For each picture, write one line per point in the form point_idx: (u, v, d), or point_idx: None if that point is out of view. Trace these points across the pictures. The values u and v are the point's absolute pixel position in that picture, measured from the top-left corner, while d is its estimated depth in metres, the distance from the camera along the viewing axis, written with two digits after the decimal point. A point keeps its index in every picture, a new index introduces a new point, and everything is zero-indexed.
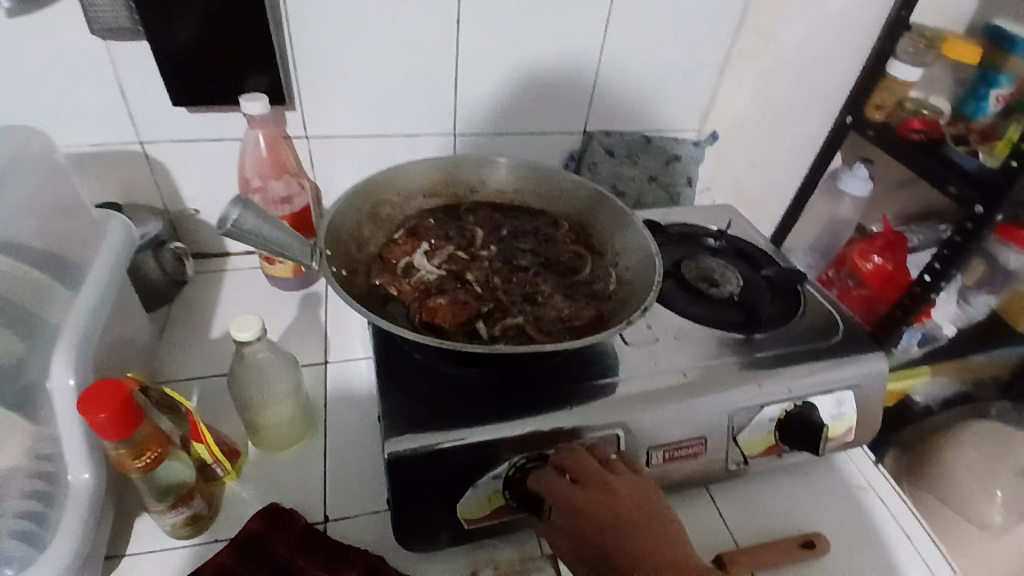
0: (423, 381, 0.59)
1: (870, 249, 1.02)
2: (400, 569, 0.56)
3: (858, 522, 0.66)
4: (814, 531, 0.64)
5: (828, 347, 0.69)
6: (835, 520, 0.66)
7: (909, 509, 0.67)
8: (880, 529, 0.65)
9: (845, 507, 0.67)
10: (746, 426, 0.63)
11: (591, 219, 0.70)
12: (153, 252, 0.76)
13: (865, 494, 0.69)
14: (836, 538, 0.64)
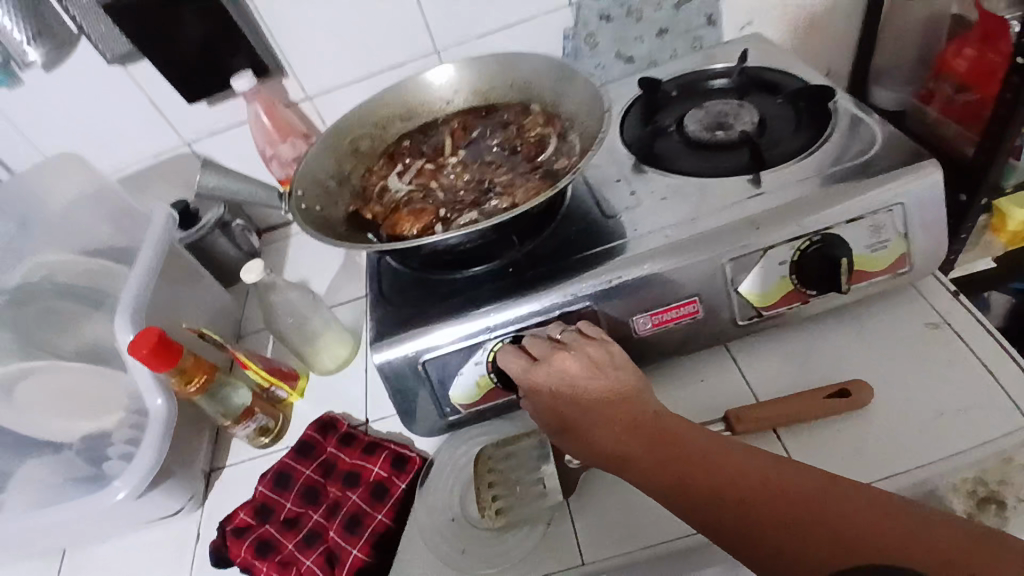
0: (409, 290, 0.63)
1: (962, 45, 0.79)
2: (422, 452, 0.63)
3: (921, 361, 0.56)
4: (856, 378, 0.56)
5: (859, 168, 0.58)
6: (892, 361, 0.56)
7: (997, 339, 0.55)
8: (953, 364, 0.55)
9: (909, 348, 0.57)
10: (749, 274, 0.57)
11: (558, 97, 0.67)
12: (226, 234, 0.88)
13: (939, 330, 0.58)
14: (889, 383, 0.56)
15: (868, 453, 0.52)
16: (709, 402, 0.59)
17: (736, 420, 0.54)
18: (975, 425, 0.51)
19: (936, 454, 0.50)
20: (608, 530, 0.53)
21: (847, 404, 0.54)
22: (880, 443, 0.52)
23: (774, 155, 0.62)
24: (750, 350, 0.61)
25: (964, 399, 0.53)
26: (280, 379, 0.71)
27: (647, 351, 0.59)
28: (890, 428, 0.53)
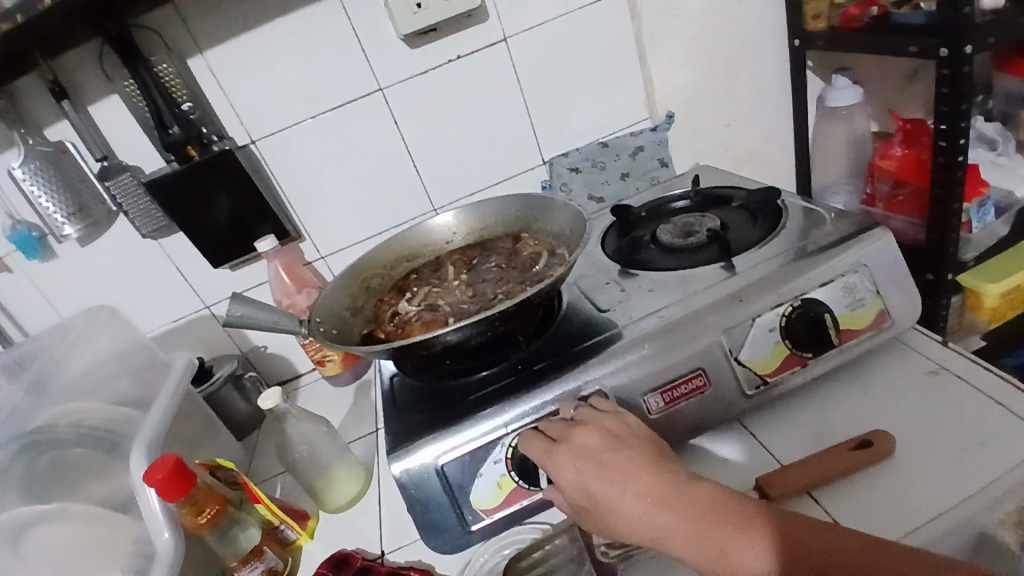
0: (424, 401, 0.65)
1: (888, 147, 0.98)
2: (444, 574, 0.58)
3: (931, 407, 0.57)
4: (876, 430, 0.56)
5: (817, 242, 0.65)
6: (903, 413, 0.58)
7: (993, 372, 0.58)
8: (959, 406, 0.57)
9: (915, 397, 0.59)
10: (744, 343, 0.60)
11: (543, 221, 0.77)
12: (238, 388, 0.91)
13: (937, 376, 0.60)
14: (908, 433, 0.56)
15: (909, 499, 0.51)
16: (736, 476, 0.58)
17: (762, 483, 0.53)
18: (1001, 454, 0.52)
19: (975, 486, 0.50)
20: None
21: (874, 454, 0.53)
22: (920, 488, 0.51)
23: (741, 244, 0.70)
24: (764, 421, 0.62)
25: (981, 431, 0.54)
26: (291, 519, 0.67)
27: (663, 430, 0.60)
28: (921, 472, 0.52)
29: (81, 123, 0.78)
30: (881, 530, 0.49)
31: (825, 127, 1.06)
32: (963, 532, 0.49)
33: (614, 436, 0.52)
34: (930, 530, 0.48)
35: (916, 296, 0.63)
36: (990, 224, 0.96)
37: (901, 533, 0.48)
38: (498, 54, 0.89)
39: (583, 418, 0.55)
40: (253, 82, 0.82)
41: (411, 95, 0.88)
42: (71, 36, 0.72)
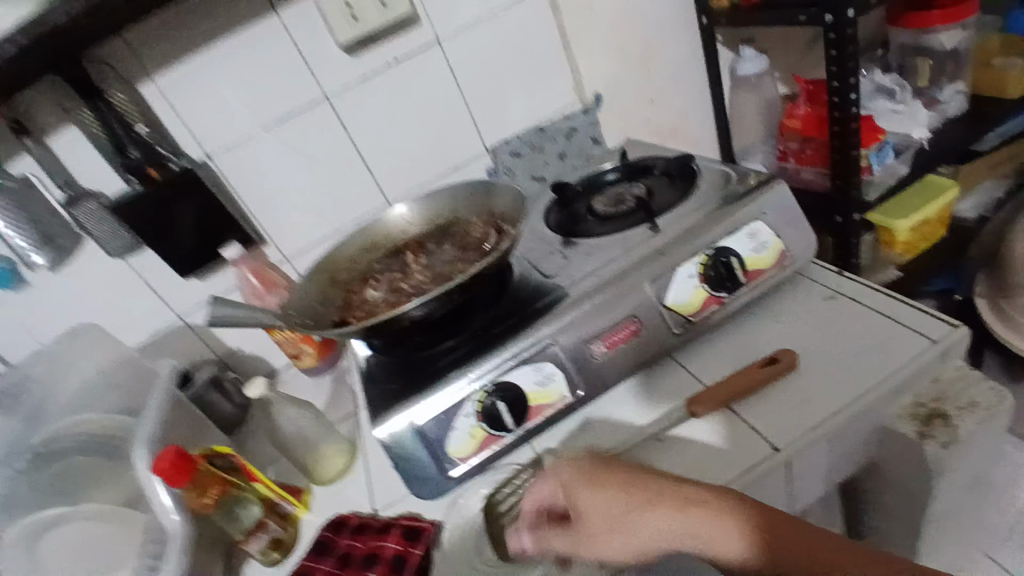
0: (398, 374, 0.73)
1: (792, 107, 1.09)
2: (431, 518, 0.67)
3: (828, 324, 0.68)
4: (782, 349, 0.66)
5: (727, 197, 0.75)
6: (808, 332, 0.68)
7: (876, 291, 0.70)
8: (852, 320, 0.67)
9: (815, 318, 0.69)
10: (669, 290, 0.70)
11: (489, 203, 0.85)
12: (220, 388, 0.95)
13: (834, 299, 0.71)
14: (813, 349, 0.66)
15: (812, 402, 0.61)
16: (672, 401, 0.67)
17: (689, 401, 0.63)
18: (886, 356, 0.62)
19: (867, 385, 0.60)
20: None
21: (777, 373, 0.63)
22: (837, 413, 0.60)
23: (663, 206, 0.80)
24: (692, 353, 0.72)
25: (867, 339, 0.65)
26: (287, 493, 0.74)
27: (607, 371, 0.69)
28: (822, 381, 0.62)
29: (41, 155, 0.82)
30: (790, 427, 0.59)
31: (739, 94, 1.17)
32: (859, 420, 0.59)
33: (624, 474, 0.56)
34: (829, 424, 0.58)
35: (809, 234, 0.74)
36: (889, 165, 1.07)
37: (805, 429, 0.58)
38: (434, 55, 0.96)
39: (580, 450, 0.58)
40: (204, 100, 0.87)
41: (356, 100, 0.94)
42: (27, 73, 0.76)
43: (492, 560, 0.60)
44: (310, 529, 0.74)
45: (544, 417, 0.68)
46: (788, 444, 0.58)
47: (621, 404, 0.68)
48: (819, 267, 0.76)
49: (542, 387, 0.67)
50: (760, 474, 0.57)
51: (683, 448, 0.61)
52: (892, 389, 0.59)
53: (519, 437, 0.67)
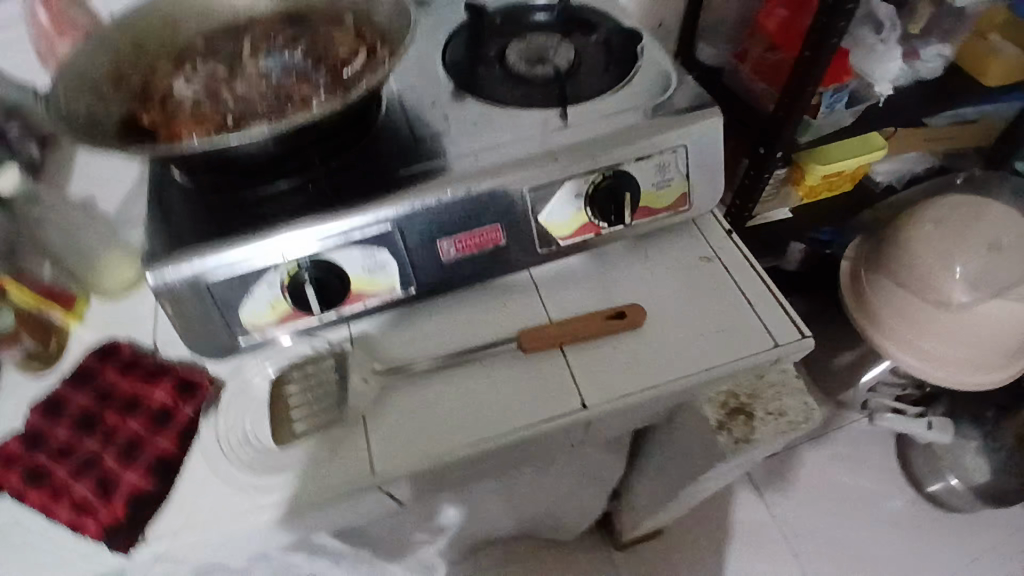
0: (200, 207, 0.58)
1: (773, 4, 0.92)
2: (212, 373, 0.62)
3: (693, 288, 0.64)
4: (636, 303, 0.62)
5: (653, 109, 0.62)
6: (671, 291, 0.64)
7: (753, 270, 0.65)
8: (716, 293, 0.63)
9: (684, 277, 0.64)
10: (547, 204, 0.59)
11: (373, 10, 0.63)
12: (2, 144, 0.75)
13: (711, 262, 0.66)
14: (666, 310, 0.62)
15: (636, 368, 0.58)
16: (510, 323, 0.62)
17: (523, 335, 0.59)
18: (727, 343, 0.60)
19: (695, 367, 0.58)
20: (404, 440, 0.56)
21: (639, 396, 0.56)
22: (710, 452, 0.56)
23: (582, 91, 0.65)
24: (551, 275, 0.65)
25: (716, 318, 0.62)
26: (54, 303, 0.68)
27: (450, 275, 0.60)
28: (657, 350, 0.60)
29: None
30: (609, 386, 0.58)
31: None
32: (673, 396, 0.58)
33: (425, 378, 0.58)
34: (640, 397, 0.57)
35: (719, 183, 0.65)
36: (838, 111, 0.97)
37: (614, 395, 0.57)
38: None
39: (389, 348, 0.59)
40: None
41: None
42: None
43: (259, 439, 0.58)
44: (81, 345, 0.68)
45: (366, 304, 0.60)
46: (598, 405, 0.57)
47: (460, 312, 0.63)
48: (716, 220, 0.69)
49: (370, 274, 0.58)
50: (557, 427, 0.56)
51: (500, 380, 0.59)
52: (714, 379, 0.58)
53: (327, 318, 0.60)
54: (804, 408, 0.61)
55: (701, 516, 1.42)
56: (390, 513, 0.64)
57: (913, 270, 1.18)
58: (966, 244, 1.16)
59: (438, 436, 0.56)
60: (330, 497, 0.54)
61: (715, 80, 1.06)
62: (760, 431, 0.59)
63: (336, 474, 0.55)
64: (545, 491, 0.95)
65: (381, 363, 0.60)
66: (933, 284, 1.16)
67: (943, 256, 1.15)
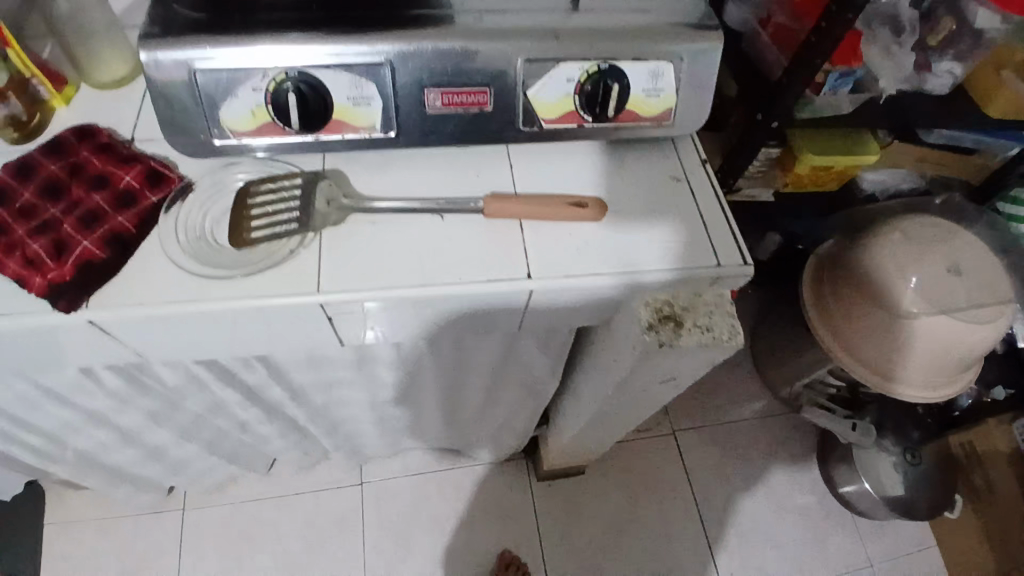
0: (206, 1, 0.59)
1: None
2: (183, 174, 0.64)
3: (653, 199, 0.68)
4: (597, 198, 0.65)
5: (661, 16, 0.64)
6: (633, 198, 0.67)
7: (716, 197, 0.68)
8: (673, 207, 0.67)
9: (647, 187, 0.68)
10: (539, 80, 0.61)
11: None
12: None
13: (677, 182, 0.69)
14: (623, 212, 0.66)
15: (581, 254, 0.63)
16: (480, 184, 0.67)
17: (486, 199, 0.63)
18: (669, 253, 0.64)
19: (636, 267, 0.63)
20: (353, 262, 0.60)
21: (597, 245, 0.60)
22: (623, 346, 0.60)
23: None
24: (526, 155, 0.69)
25: (668, 229, 0.66)
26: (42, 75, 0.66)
27: (430, 129, 0.62)
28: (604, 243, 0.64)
29: None
30: (552, 262, 0.62)
31: None
32: (610, 288, 0.63)
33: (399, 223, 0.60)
34: (578, 277, 0.62)
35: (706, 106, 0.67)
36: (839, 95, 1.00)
37: (553, 270, 0.62)
38: None
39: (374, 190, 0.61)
40: None
41: None
42: None
43: (219, 240, 0.60)
44: (61, 125, 0.68)
45: (344, 137, 0.61)
46: (539, 276, 0.61)
47: (434, 170, 0.67)
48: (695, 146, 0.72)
49: (354, 105, 0.59)
50: (499, 286, 0.60)
51: (456, 237, 0.62)
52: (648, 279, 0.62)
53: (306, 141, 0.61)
54: (730, 327, 0.64)
55: (620, 465, 1.50)
56: (330, 345, 0.68)
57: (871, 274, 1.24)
58: (920, 261, 1.21)
59: (387, 268, 0.60)
60: (274, 301, 0.57)
61: (734, 40, 1.07)
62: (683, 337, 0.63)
63: (284, 283, 0.58)
64: (478, 389, 1.00)
65: (349, 197, 0.63)
66: (887, 289, 1.21)
67: (902, 264, 1.21)
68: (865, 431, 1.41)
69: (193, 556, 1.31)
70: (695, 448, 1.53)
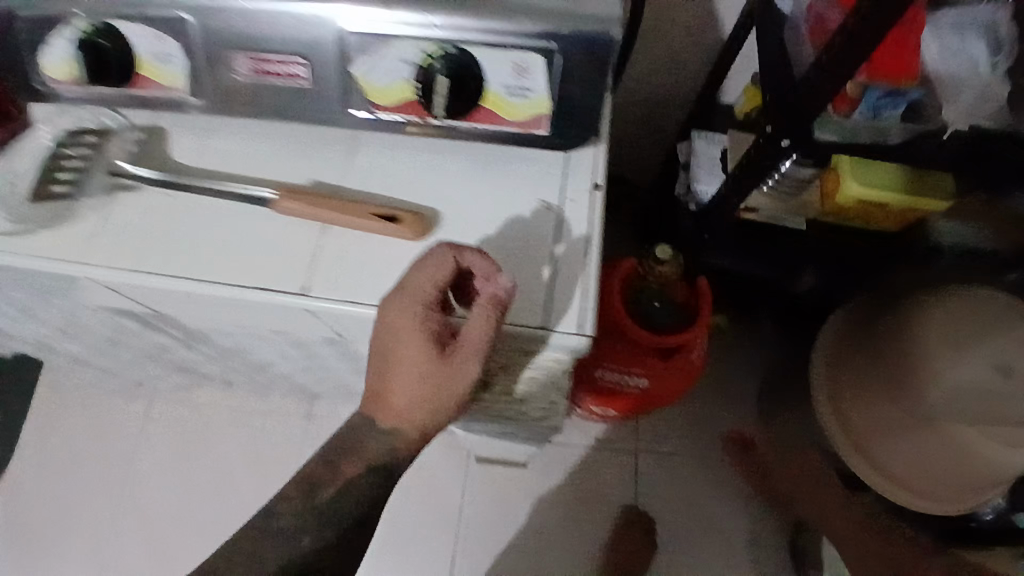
0: None
1: None
2: None
3: (507, 201, 0.70)
4: (418, 210, 0.68)
5: (545, 12, 0.58)
6: (472, 198, 0.70)
7: (593, 212, 0.68)
8: (525, 213, 0.69)
9: (489, 191, 0.70)
10: (365, 59, 0.61)
11: None
12: None
13: (542, 202, 0.70)
14: (463, 209, 0.69)
15: (392, 292, 0.62)
16: (299, 173, 0.71)
17: (283, 196, 0.67)
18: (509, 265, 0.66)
19: (377, 289, 0.65)
20: (153, 237, 0.67)
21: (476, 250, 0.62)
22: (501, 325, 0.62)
23: None
24: (386, 142, 0.73)
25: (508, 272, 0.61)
26: None
27: (245, 93, 0.66)
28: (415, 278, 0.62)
29: None
30: (328, 275, 0.65)
31: None
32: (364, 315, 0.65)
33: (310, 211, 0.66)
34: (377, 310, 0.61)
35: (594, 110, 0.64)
36: (880, 121, 0.76)
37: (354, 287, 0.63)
38: None
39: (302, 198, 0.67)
40: None
41: None
42: None
43: None
44: None
45: (152, 91, 0.67)
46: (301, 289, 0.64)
47: (295, 174, 0.71)
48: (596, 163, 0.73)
49: (157, 62, 0.64)
50: (248, 296, 0.64)
51: (277, 246, 0.66)
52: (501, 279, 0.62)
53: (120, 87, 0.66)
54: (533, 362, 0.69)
55: (560, 471, 1.33)
56: (139, 309, 0.74)
57: (897, 361, 0.97)
58: (964, 357, 0.92)
59: (166, 256, 0.66)
60: (148, 275, 0.65)
61: (776, 22, 0.83)
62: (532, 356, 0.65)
63: (155, 260, 0.66)
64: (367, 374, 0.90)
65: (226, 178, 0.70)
66: (912, 388, 0.95)
67: (935, 358, 0.93)
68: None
69: (77, 492, 1.24)
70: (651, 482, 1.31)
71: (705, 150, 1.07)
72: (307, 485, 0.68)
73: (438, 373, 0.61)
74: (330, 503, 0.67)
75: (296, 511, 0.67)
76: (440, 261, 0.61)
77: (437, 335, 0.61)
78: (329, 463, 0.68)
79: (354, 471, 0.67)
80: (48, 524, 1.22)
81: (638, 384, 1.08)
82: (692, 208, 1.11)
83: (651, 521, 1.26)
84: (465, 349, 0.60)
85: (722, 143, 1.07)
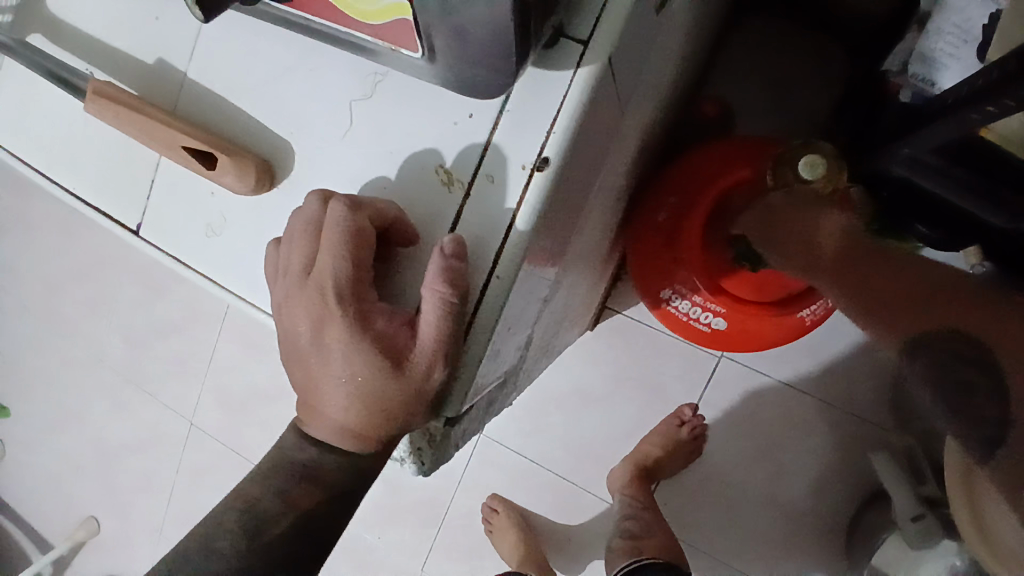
0: None
1: None
2: None
3: (377, 142, 0.35)
4: (212, 137, 0.37)
5: None
6: (318, 127, 0.36)
7: (534, 205, 0.32)
8: (393, 183, 0.35)
9: (342, 107, 0.36)
10: None
11: None
12: None
13: (441, 168, 0.34)
14: (303, 137, 0.36)
15: (260, 273, 0.38)
16: (112, 18, 0.41)
17: (88, 98, 0.38)
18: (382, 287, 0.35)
19: (206, 252, 0.39)
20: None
21: (386, 212, 0.33)
22: (462, 313, 0.33)
23: None
24: None
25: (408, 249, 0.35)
26: None
27: None
28: (281, 236, 0.36)
29: None
30: (155, 205, 0.40)
31: None
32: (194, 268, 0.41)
33: (125, 110, 0.37)
34: (234, 284, 0.39)
35: (513, 37, 0.26)
36: None
37: (207, 234, 0.39)
38: None
39: (107, 94, 0.38)
40: None
41: None
42: None
43: None
44: None
45: None
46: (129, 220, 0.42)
47: (99, 30, 0.42)
48: (617, 64, 0.34)
49: None
50: (95, 220, 0.43)
51: (133, 164, 0.40)
52: (447, 240, 0.32)
53: None
54: (444, 434, 0.39)
55: (615, 348, 1.08)
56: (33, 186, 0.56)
57: None
58: None
59: (8, 134, 0.44)
60: (28, 167, 0.44)
61: None
62: (470, 377, 0.34)
63: (21, 139, 0.44)
64: None
65: (65, 57, 0.42)
66: None
67: None
68: (925, 531, 0.87)
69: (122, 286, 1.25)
70: (722, 400, 1.05)
71: (954, 9, 0.60)
72: (251, 516, 0.35)
73: (380, 393, 0.32)
74: (286, 546, 0.35)
75: (241, 552, 0.34)
76: (337, 221, 0.32)
77: (376, 330, 0.32)
78: (278, 486, 0.35)
79: (302, 499, 0.35)
80: (105, 302, 1.28)
81: (713, 322, 0.78)
82: (904, 98, 0.66)
83: (703, 428, 1.04)
84: (423, 344, 0.32)
85: (996, 7, 0.58)
